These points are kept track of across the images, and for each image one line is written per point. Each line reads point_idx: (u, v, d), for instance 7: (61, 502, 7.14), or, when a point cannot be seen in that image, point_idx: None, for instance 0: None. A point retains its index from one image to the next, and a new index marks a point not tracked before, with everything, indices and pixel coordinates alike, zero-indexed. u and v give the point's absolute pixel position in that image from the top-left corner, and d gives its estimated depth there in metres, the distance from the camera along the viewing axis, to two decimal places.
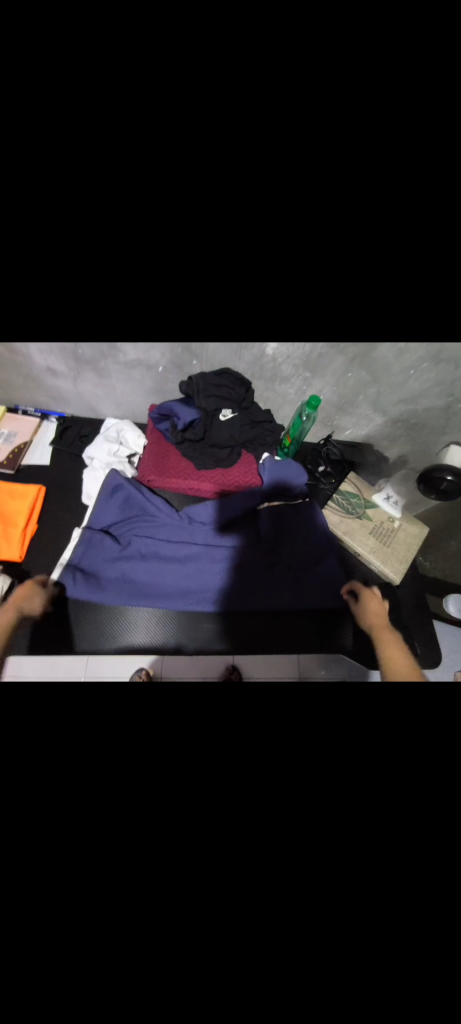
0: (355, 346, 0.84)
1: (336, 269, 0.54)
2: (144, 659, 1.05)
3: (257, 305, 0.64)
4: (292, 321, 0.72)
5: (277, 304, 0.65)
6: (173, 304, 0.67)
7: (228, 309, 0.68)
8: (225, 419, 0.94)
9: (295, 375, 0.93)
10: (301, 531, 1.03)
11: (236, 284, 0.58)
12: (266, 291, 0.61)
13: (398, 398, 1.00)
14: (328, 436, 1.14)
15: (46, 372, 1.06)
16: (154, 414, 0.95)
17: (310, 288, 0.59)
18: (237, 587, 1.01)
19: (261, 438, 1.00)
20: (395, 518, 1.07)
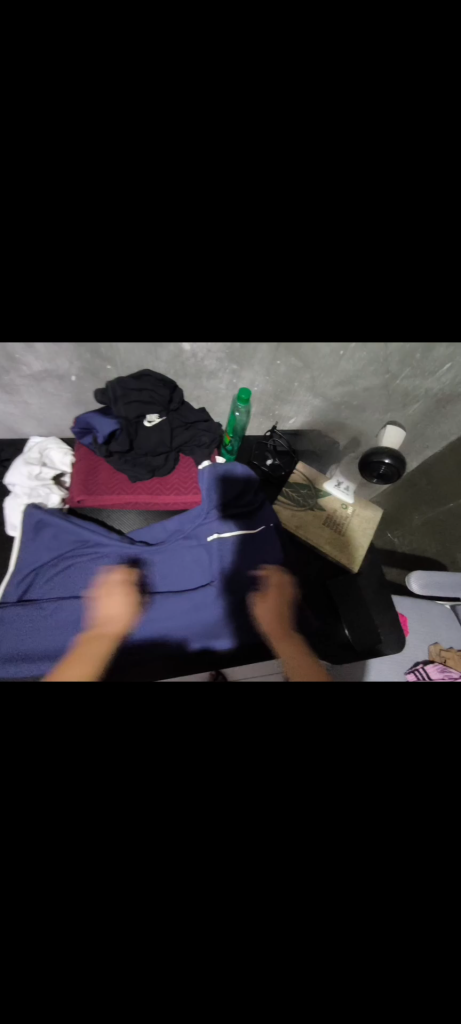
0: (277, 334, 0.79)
1: (232, 242, 0.48)
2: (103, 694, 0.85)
3: (150, 292, 0.58)
4: (199, 313, 0.66)
5: (169, 289, 0.57)
6: (54, 292, 0.57)
7: (121, 297, 0.58)
8: (151, 424, 0.86)
9: (223, 370, 0.87)
10: (255, 547, 0.92)
11: (123, 267, 0.51)
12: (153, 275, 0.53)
13: (335, 381, 0.96)
14: (273, 429, 1.08)
15: None
16: (76, 428, 0.86)
17: (203, 268, 0.52)
18: (191, 628, 0.87)
19: (198, 441, 0.93)
20: (347, 505, 1.04)
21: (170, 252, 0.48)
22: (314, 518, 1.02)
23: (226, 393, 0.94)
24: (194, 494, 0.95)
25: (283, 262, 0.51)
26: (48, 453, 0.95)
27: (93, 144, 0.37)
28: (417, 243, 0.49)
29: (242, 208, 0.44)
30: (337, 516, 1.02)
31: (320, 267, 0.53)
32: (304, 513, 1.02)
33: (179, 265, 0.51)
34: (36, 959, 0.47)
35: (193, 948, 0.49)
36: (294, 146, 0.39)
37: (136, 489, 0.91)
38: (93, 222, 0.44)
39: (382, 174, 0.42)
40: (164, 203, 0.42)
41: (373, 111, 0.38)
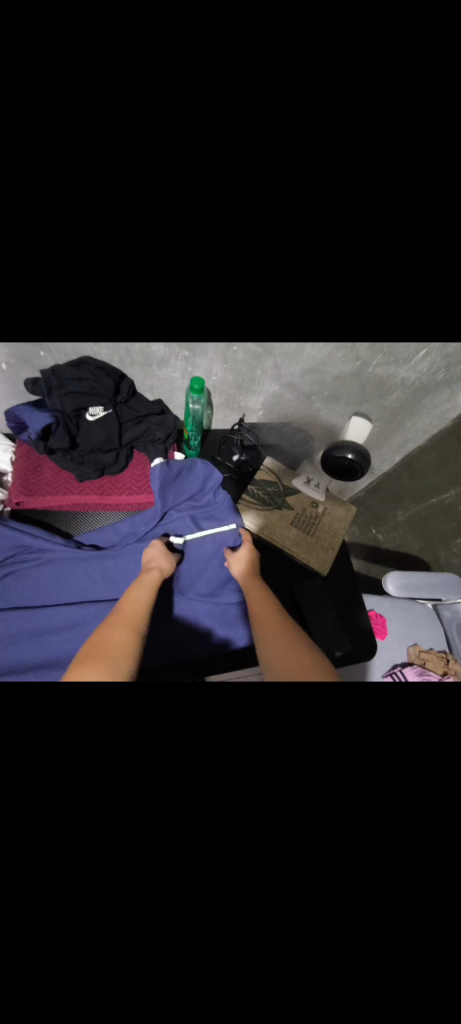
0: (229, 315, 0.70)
1: (140, 179, 0.38)
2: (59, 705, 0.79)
3: (62, 269, 0.50)
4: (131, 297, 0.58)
5: (77, 263, 0.48)
6: None
7: (16, 263, 0.47)
8: (94, 417, 0.77)
9: (175, 358, 0.79)
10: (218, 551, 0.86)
11: (22, 237, 0.43)
12: (56, 244, 0.45)
13: (302, 369, 0.88)
14: (240, 422, 1.01)
15: None
16: (10, 420, 0.78)
17: (116, 238, 0.44)
18: (156, 644, 0.81)
19: (151, 437, 0.84)
20: (318, 502, 0.97)
21: (77, 209, 0.41)
22: (282, 517, 0.94)
23: (183, 384, 0.86)
24: (149, 494, 0.86)
25: (209, 239, 0.44)
26: None
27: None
28: (305, 181, 0.40)
29: (146, 152, 0.36)
30: (307, 514, 0.95)
31: (256, 244, 0.45)
32: (271, 512, 0.94)
33: (88, 233, 0.43)
34: None
35: (120, 993, 0.43)
36: (196, 76, 0.33)
37: (83, 489, 0.83)
38: None
39: (308, 115, 0.35)
40: (54, 141, 0.35)
41: (269, 55, 0.33)
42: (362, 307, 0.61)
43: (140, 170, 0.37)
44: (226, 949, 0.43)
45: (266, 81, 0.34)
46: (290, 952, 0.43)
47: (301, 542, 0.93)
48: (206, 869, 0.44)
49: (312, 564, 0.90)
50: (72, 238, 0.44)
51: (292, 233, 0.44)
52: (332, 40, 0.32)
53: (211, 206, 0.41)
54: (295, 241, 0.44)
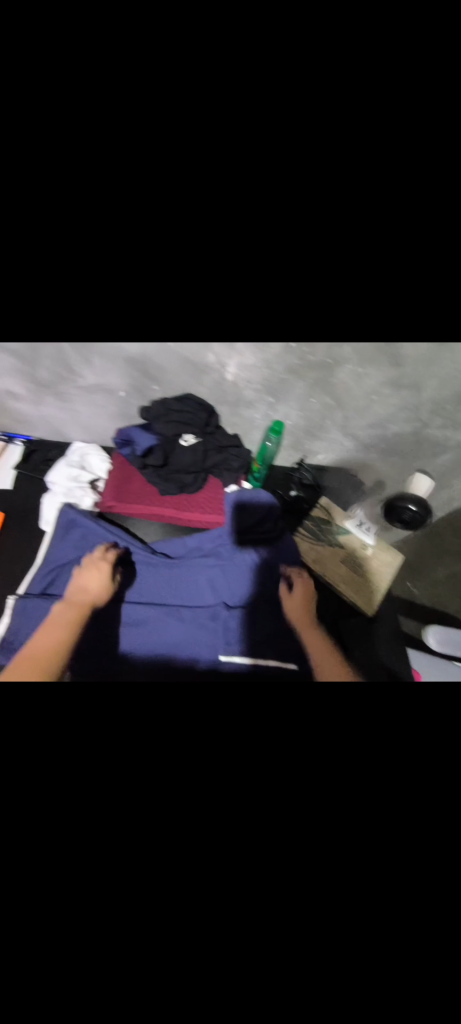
0: (316, 368, 0.81)
1: (302, 241, 0.46)
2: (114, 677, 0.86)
3: (207, 318, 0.63)
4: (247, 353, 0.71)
5: (220, 301, 0.59)
6: (130, 314, 0.64)
7: (170, 294, 0.58)
8: (186, 444, 0.90)
9: (259, 400, 0.90)
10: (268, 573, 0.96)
11: (192, 279, 0.53)
12: (213, 291, 0.56)
13: (367, 423, 0.99)
14: (300, 461, 1.11)
15: (3, 396, 0.90)
16: (116, 436, 0.93)
17: (263, 284, 0.55)
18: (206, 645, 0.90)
19: (230, 464, 0.96)
20: (367, 545, 1.02)
21: (237, 257, 0.49)
22: (333, 554, 1.01)
23: (261, 422, 0.97)
24: (218, 512, 0.96)
25: (344, 269, 0.51)
26: (88, 459, 0.99)
27: (132, 137, 0.37)
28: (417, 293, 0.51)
29: (324, 216, 0.43)
30: (356, 554, 1.01)
31: (375, 278, 0.53)
32: (323, 548, 1.02)
33: (242, 272, 0.52)
34: (43, 904, 0.54)
35: (141, 952, 0.54)
36: (376, 160, 0.39)
37: (163, 501, 0.95)
38: (166, 257, 0.49)
39: (425, 213, 0.43)
40: (237, 210, 0.43)
41: (419, 159, 0.39)
42: None
43: (292, 261, 0.50)
44: (248, 916, 0.55)
45: (421, 191, 0.41)
46: (295, 929, 0.55)
47: (350, 579, 0.98)
48: (235, 850, 0.59)
49: (359, 602, 0.95)
50: (228, 284, 0.55)
51: (397, 272, 0.52)
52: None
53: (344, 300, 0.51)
54: (402, 275, 0.53)
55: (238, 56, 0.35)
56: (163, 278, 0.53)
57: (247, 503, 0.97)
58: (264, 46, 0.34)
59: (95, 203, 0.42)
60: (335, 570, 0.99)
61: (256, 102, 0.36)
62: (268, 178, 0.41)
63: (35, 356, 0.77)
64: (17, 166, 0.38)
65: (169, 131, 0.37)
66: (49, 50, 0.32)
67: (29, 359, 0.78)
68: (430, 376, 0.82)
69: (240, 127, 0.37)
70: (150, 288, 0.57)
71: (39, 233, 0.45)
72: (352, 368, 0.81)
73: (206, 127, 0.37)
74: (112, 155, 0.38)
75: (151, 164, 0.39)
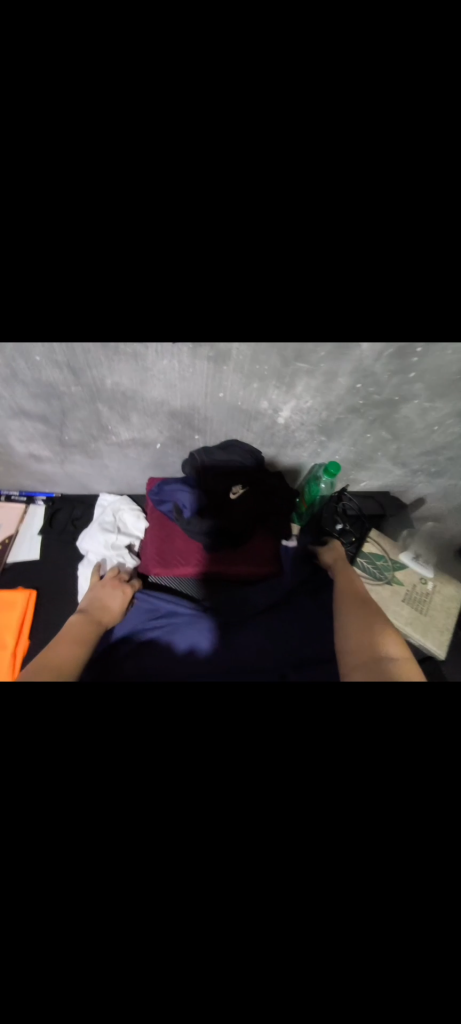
0: (379, 404, 0.73)
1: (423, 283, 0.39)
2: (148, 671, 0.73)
3: None
4: None
5: (291, 333, 0.51)
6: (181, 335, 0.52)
7: (240, 329, 0.51)
8: (236, 495, 0.80)
9: (310, 439, 0.82)
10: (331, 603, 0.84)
11: (273, 310, 0.45)
12: (292, 320, 0.49)
13: (421, 452, 0.91)
14: (344, 491, 1.03)
15: (25, 455, 0.82)
16: (154, 492, 0.85)
17: (353, 316, 0.47)
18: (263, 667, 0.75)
19: (281, 511, 0.87)
20: (427, 579, 0.96)
21: (334, 296, 0.42)
22: (394, 593, 0.94)
23: (307, 459, 0.89)
24: (272, 566, 0.87)
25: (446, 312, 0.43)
26: (122, 514, 0.91)
27: (256, 185, 0.28)
28: None
29: (448, 263, 0.36)
30: (417, 592, 0.94)
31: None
32: (382, 586, 0.94)
33: (340, 310, 0.44)
34: (99, 974, 0.30)
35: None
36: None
37: (211, 559, 0.85)
38: (249, 280, 0.38)
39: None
40: (351, 259, 0.36)
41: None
42: None
43: (400, 290, 0.41)
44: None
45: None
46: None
47: (417, 621, 0.91)
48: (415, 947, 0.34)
49: (430, 647, 0.88)
50: (311, 314, 0.46)
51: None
52: None
53: None
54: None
55: (387, 58, 0.24)
56: (232, 309, 0.45)
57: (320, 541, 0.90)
58: (424, 47, 0.24)
59: (188, 253, 0.34)
60: (400, 612, 0.91)
61: (397, 138, 0.26)
62: (391, 226, 0.32)
63: (65, 414, 0.69)
64: (107, 220, 0.30)
65: (279, 178, 0.28)
66: (138, 88, 0.24)
67: (58, 418, 0.70)
68: None
69: (376, 163, 0.28)
70: (215, 317, 0.46)
71: (84, 261, 0.35)
72: (419, 403, 0.73)
73: (329, 169, 0.28)
74: (201, 180, 0.28)
75: (251, 213, 0.31)
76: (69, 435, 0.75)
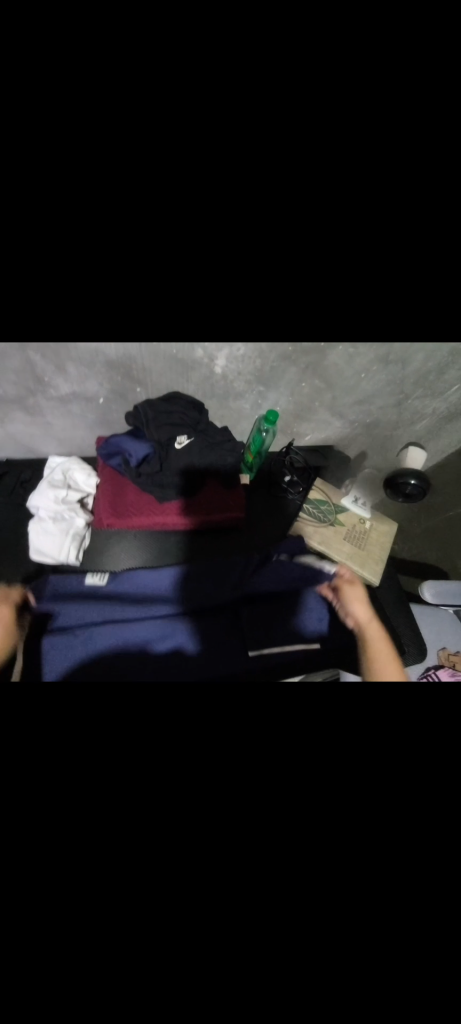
0: (307, 352, 0.79)
1: (320, 272, 0.44)
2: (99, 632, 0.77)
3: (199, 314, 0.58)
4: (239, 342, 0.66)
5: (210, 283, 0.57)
6: (109, 313, 0.56)
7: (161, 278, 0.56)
8: (181, 445, 0.85)
9: (249, 390, 0.87)
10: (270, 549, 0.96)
11: (186, 294, 0.50)
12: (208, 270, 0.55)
13: (353, 401, 1.00)
14: (289, 444, 1.11)
15: None
16: (102, 448, 0.86)
17: (264, 300, 0.52)
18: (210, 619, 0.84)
19: (228, 462, 0.92)
20: (365, 518, 1.07)
21: (246, 281, 0.46)
22: (337, 533, 1.03)
23: (250, 412, 0.94)
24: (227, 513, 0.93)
25: (350, 287, 0.49)
26: (72, 473, 0.90)
27: (143, 171, 0.31)
28: (416, 274, 0.47)
29: (345, 244, 0.40)
30: (356, 530, 1.05)
31: (369, 296, 0.53)
32: (326, 528, 1.03)
33: (247, 292, 0.49)
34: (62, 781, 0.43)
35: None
36: (398, 179, 0.35)
37: (164, 510, 0.89)
38: (158, 253, 0.42)
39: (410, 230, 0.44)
40: (249, 245, 0.40)
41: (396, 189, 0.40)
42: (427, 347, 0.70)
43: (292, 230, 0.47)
44: (322, 869, 0.41)
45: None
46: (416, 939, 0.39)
47: (356, 554, 1.01)
48: (310, 824, 0.43)
49: (367, 574, 0.99)
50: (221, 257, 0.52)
51: (404, 286, 0.50)
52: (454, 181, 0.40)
53: (353, 285, 0.48)
54: (401, 291, 0.53)
55: None
56: (148, 284, 0.48)
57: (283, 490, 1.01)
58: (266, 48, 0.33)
59: (103, 236, 0.38)
60: (342, 549, 1.01)
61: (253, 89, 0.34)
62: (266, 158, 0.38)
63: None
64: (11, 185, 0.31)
65: None
66: None
67: None
68: (413, 350, 0.84)
69: None
70: (137, 289, 0.50)
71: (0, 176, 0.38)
72: (343, 348, 0.80)
73: None
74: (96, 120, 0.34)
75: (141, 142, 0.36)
76: (5, 389, 0.74)
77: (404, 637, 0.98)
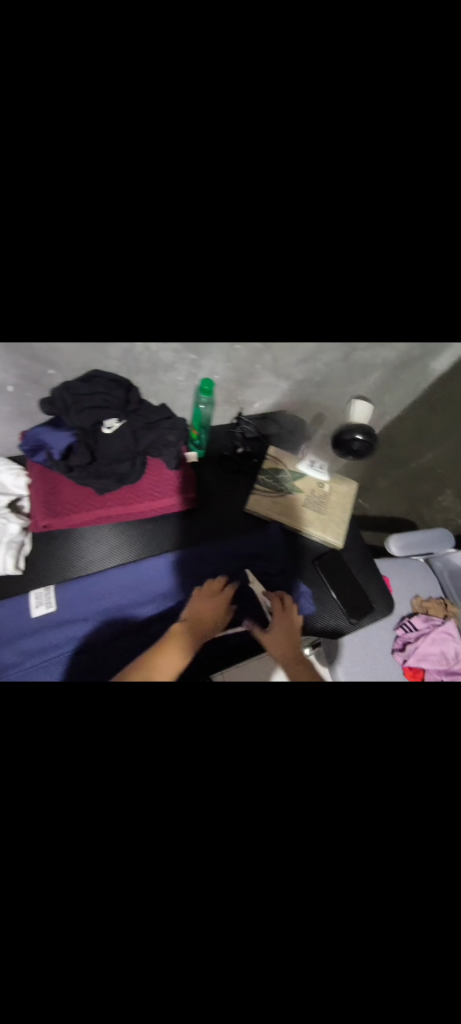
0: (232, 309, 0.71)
1: None
2: (64, 647, 0.79)
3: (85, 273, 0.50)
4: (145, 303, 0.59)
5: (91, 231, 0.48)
6: None
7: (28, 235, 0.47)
8: (111, 430, 0.77)
9: (178, 359, 0.79)
10: (232, 547, 0.94)
11: (71, 248, 0.46)
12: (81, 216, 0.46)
13: (297, 360, 0.93)
14: (238, 415, 1.05)
15: None
16: (23, 443, 0.76)
17: (143, 261, 0.46)
18: (176, 617, 0.86)
19: (172, 444, 0.86)
20: (324, 483, 1.04)
21: None
22: (297, 502, 1.00)
23: (186, 384, 0.87)
24: (176, 500, 0.89)
25: (253, 239, 0.47)
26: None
27: None
28: (307, 218, 0.44)
29: (209, 198, 0.42)
30: (316, 496, 1.02)
31: (251, 242, 0.45)
32: (284, 498, 1.00)
33: (132, 238, 0.45)
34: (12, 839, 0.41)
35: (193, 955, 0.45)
36: (266, 146, 0.38)
37: (107, 502, 0.84)
38: None
39: (287, 159, 0.38)
40: None
41: (270, 115, 0.37)
42: (354, 305, 0.65)
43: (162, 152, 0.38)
44: None
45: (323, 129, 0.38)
46: None
47: (318, 521, 0.99)
48: None
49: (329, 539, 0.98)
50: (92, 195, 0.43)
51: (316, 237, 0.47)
52: (333, 60, 0.35)
53: (239, 220, 0.41)
54: (324, 255, 0.50)
55: None
56: None
57: (247, 466, 1.03)
58: None
59: None
60: (302, 517, 0.99)
61: None
62: None
63: None
64: None
65: None
66: None
67: None
68: None
69: None
70: (43, 267, 0.48)
71: None
72: None
73: None
74: None
75: None
76: None
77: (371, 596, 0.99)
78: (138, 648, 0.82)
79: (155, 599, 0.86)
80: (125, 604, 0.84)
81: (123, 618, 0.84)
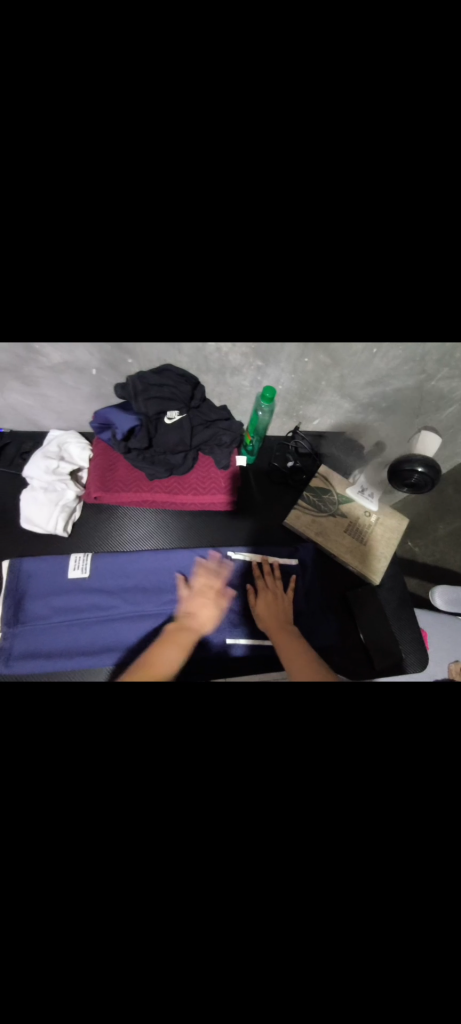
0: None
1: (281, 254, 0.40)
2: (91, 614, 0.84)
3: None
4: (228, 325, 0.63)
5: None
6: (103, 314, 0.57)
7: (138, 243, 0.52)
8: (172, 422, 0.83)
9: (246, 367, 0.82)
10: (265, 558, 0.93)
11: (168, 298, 0.48)
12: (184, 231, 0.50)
13: (366, 382, 0.90)
14: (295, 429, 1.04)
15: None
16: (95, 420, 0.85)
17: None
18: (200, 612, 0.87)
19: (224, 445, 0.88)
20: (371, 514, 0.98)
21: None
22: (338, 528, 0.96)
23: (249, 391, 0.89)
24: (217, 498, 0.90)
25: (340, 284, 0.46)
26: (67, 447, 0.91)
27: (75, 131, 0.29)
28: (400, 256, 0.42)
29: None
30: (360, 526, 0.96)
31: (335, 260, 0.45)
32: (326, 520, 0.96)
33: (227, 275, 0.43)
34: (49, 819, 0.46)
35: (141, 949, 0.45)
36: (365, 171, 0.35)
37: (153, 488, 0.88)
38: None
39: None
40: None
41: None
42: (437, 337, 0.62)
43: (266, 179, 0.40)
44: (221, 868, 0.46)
45: None
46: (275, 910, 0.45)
47: (356, 549, 0.93)
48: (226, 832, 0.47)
49: (365, 572, 0.92)
50: None
51: (401, 286, 0.46)
52: None
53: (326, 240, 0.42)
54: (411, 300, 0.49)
55: None
56: None
57: (296, 481, 1.02)
58: None
59: None
60: (340, 543, 0.94)
61: None
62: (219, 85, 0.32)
63: None
64: None
65: None
66: None
67: None
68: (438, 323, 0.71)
69: None
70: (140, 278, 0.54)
71: None
72: None
73: None
74: None
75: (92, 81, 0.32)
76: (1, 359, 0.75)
77: (404, 645, 0.89)
78: (152, 638, 0.82)
79: (181, 592, 0.88)
80: (153, 591, 0.87)
81: (148, 602, 0.86)
